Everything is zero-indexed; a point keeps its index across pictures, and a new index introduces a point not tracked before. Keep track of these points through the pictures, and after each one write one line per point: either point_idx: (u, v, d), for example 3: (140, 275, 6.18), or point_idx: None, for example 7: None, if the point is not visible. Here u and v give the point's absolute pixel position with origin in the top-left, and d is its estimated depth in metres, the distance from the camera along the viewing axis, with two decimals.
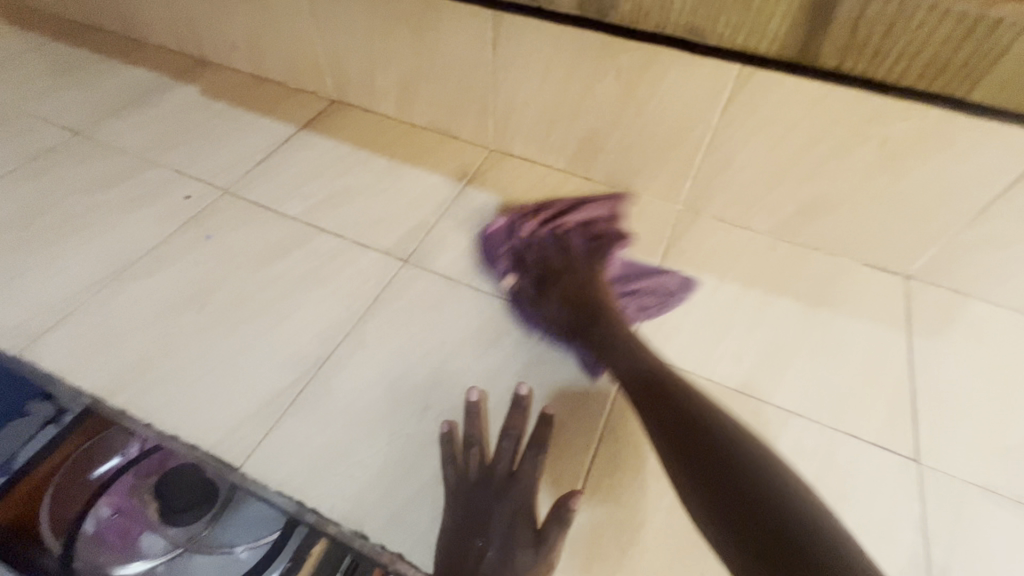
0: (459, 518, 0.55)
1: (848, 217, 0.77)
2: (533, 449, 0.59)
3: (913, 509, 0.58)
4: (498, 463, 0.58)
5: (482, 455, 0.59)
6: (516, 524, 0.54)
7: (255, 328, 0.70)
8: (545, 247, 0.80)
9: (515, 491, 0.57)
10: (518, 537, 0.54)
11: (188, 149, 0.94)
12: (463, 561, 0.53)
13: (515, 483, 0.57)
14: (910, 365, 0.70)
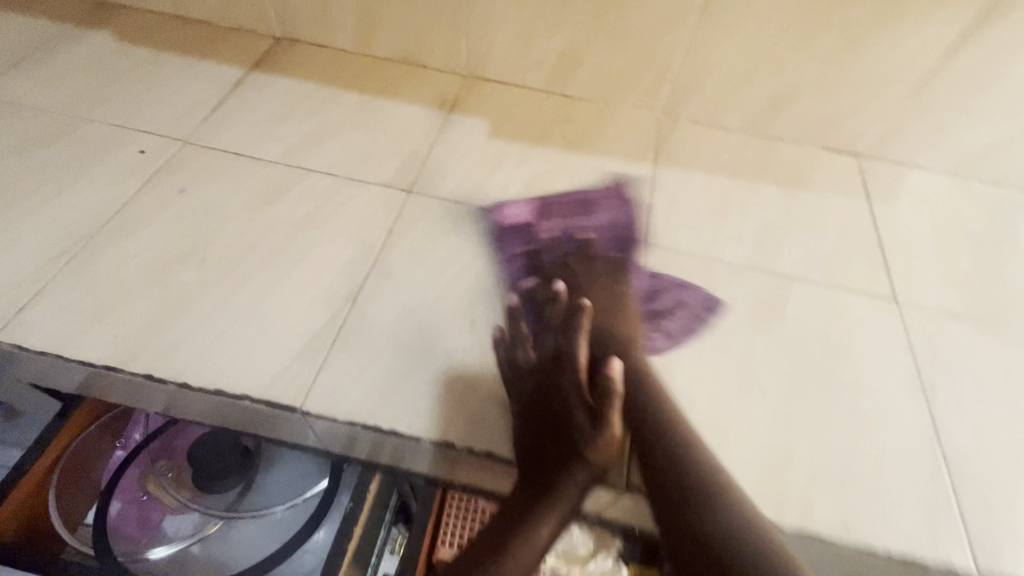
0: (521, 403, 0.58)
1: (810, 104, 0.85)
2: (573, 330, 0.62)
3: (900, 336, 0.69)
4: (542, 353, 0.61)
5: (530, 348, 0.62)
6: (573, 410, 0.58)
7: (270, 274, 0.65)
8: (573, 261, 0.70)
9: (566, 375, 0.59)
10: (577, 421, 0.57)
11: (121, 100, 0.82)
12: (535, 441, 0.56)
13: (564, 368, 0.60)
14: (875, 226, 0.81)
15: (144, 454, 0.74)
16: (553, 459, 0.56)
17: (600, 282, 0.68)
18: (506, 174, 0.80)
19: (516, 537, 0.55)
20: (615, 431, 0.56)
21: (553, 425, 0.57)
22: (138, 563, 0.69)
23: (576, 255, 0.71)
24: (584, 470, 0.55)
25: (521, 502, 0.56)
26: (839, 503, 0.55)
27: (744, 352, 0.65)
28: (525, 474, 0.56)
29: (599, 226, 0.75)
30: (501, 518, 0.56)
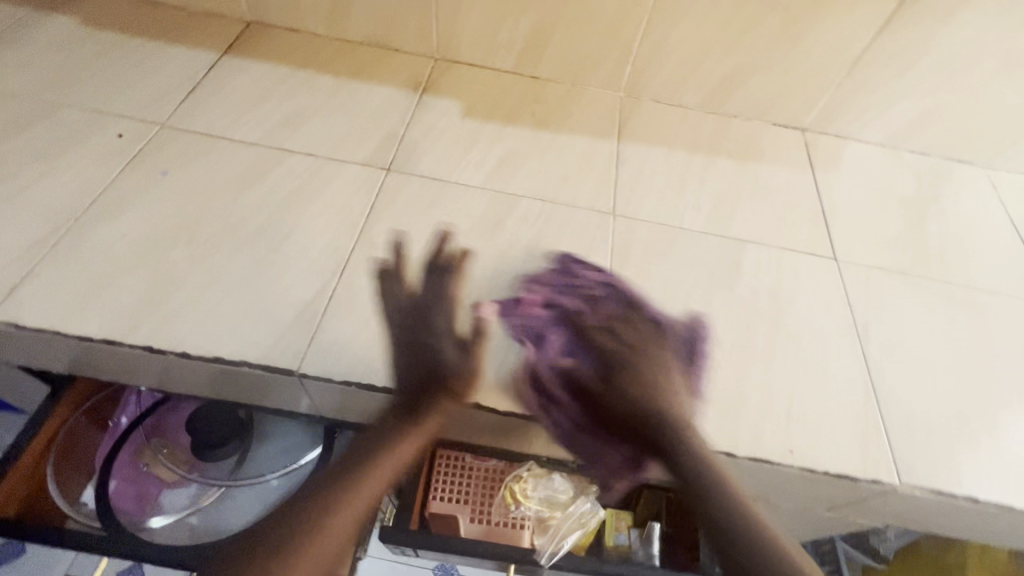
0: (400, 336, 0.64)
1: (760, 83, 0.92)
2: (446, 273, 0.70)
3: (839, 289, 0.77)
4: (419, 292, 0.67)
5: (410, 289, 0.68)
6: (444, 350, 0.64)
7: (258, 249, 0.68)
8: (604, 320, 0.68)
9: (440, 315, 0.66)
10: (443, 354, 0.63)
11: (94, 85, 0.83)
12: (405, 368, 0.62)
13: (436, 307, 0.66)
14: (818, 193, 0.89)
15: (140, 429, 0.77)
16: (408, 393, 0.61)
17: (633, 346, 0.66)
18: (481, 152, 0.84)
19: (370, 458, 0.60)
20: (476, 364, 0.63)
21: (416, 355, 0.63)
22: (142, 529, 0.71)
23: (602, 327, 0.67)
24: (444, 400, 0.61)
25: (379, 430, 0.61)
26: (785, 433, 0.63)
27: (702, 307, 0.72)
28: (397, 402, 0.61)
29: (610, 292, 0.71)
30: (358, 442, 0.61)
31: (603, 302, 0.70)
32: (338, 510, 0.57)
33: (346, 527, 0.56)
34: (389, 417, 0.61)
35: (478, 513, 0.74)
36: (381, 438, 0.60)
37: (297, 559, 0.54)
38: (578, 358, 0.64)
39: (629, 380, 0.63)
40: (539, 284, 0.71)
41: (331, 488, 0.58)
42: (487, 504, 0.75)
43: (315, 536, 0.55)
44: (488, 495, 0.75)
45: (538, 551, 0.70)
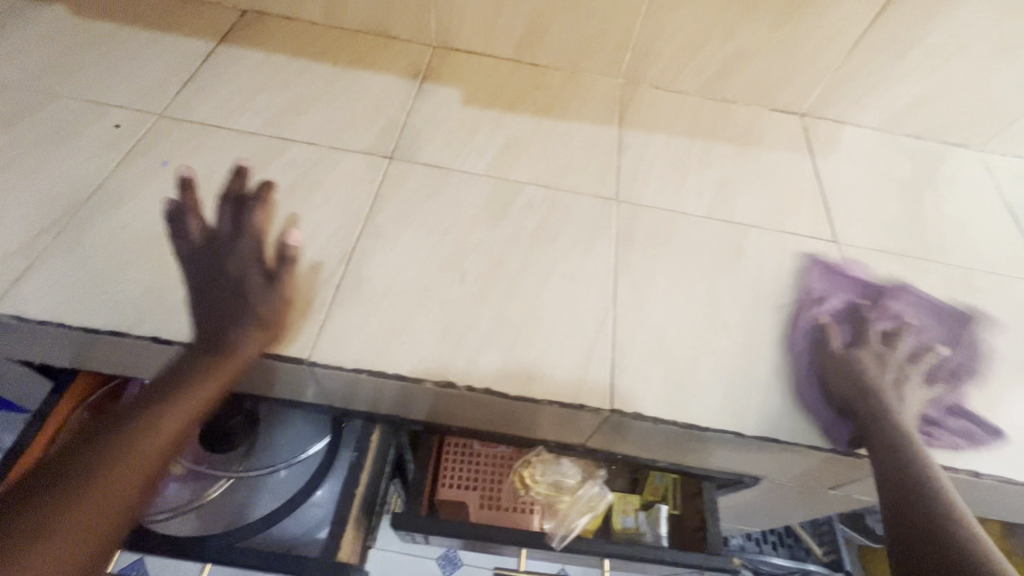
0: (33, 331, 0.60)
1: (759, 68, 0.92)
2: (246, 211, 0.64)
3: (840, 272, 0.78)
4: (222, 222, 0.63)
5: (201, 222, 0.63)
6: (248, 286, 0.59)
7: (262, 239, 0.68)
8: (921, 331, 0.73)
9: (239, 243, 0.62)
10: (247, 288, 0.59)
11: (87, 74, 0.81)
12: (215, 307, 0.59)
13: (240, 237, 0.62)
14: (818, 178, 0.90)
15: None
16: (210, 337, 0.57)
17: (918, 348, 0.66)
18: (483, 139, 0.84)
19: (159, 407, 0.51)
20: (284, 290, 0.61)
21: (225, 296, 0.59)
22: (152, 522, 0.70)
23: (920, 328, 0.74)
24: (251, 340, 0.57)
25: (177, 376, 0.54)
26: (790, 412, 0.64)
27: (707, 290, 0.73)
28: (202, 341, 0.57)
29: (901, 311, 0.75)
30: (145, 394, 0.52)
31: (931, 329, 0.74)
32: (113, 469, 0.47)
33: (122, 487, 0.47)
34: (183, 367, 0.54)
35: (488, 499, 0.75)
36: (180, 383, 0.53)
37: (51, 532, 0.42)
38: (858, 349, 0.65)
39: (889, 370, 0.62)
40: (546, 270, 0.71)
41: (94, 446, 0.48)
42: (496, 489, 0.76)
43: (80, 502, 0.44)
44: (496, 480, 0.76)
45: (549, 534, 0.70)
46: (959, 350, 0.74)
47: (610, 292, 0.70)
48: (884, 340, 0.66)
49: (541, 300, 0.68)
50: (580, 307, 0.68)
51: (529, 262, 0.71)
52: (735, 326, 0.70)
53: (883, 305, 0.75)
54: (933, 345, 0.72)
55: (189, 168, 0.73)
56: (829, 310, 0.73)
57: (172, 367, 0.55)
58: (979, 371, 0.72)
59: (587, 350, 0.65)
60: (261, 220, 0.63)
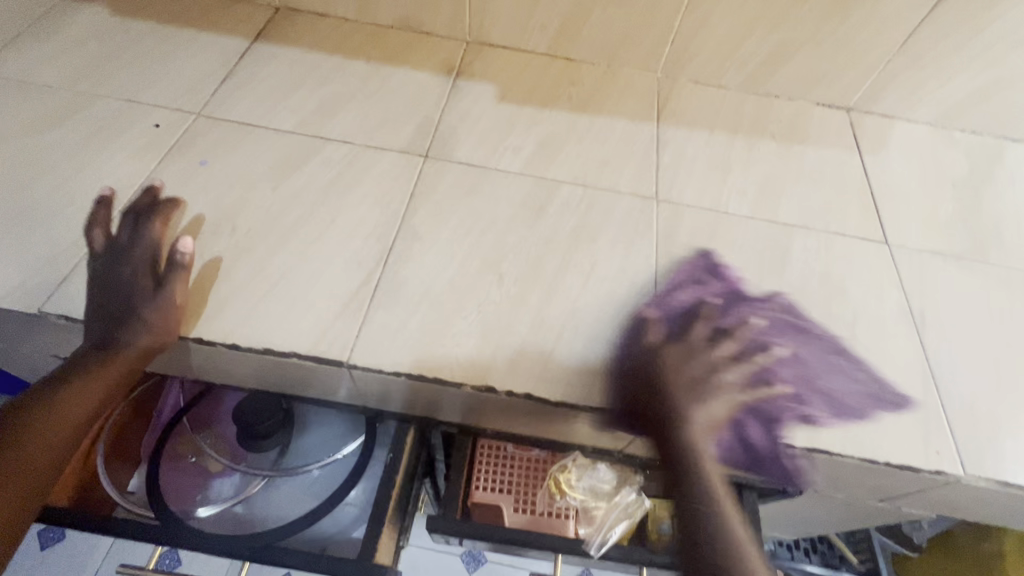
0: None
1: (805, 61, 0.88)
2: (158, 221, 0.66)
3: (893, 275, 0.75)
4: (121, 235, 0.65)
5: (107, 235, 0.65)
6: (140, 288, 0.60)
7: (300, 239, 0.68)
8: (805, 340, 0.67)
9: (134, 253, 0.63)
10: (140, 290, 0.60)
11: (128, 74, 0.82)
12: (111, 307, 0.59)
13: (136, 246, 0.63)
14: (866, 176, 0.86)
15: (187, 417, 0.78)
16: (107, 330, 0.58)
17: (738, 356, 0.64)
18: (518, 136, 0.82)
19: (48, 412, 0.53)
20: (174, 296, 0.60)
21: (120, 297, 0.59)
22: (191, 519, 0.72)
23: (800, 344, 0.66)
24: (145, 337, 0.57)
25: (61, 380, 0.55)
26: (844, 424, 0.61)
27: (753, 294, 0.70)
28: (100, 332, 0.58)
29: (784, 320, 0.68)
30: (26, 399, 0.54)
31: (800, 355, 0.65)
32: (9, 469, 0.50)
33: (20, 486, 0.51)
34: (68, 372, 0.56)
35: (522, 503, 0.74)
36: (65, 387, 0.55)
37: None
38: (675, 342, 0.64)
39: (715, 362, 0.62)
40: (585, 272, 0.69)
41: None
42: (531, 493, 0.75)
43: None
44: (530, 484, 0.75)
45: (585, 541, 0.69)
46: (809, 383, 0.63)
47: (652, 295, 0.68)
48: (709, 335, 0.65)
49: (580, 303, 0.67)
50: (621, 310, 0.67)
51: (567, 263, 0.70)
52: (783, 331, 0.67)
53: (758, 303, 0.69)
54: (789, 353, 0.65)
55: (109, 189, 0.69)
56: (670, 304, 0.68)
57: (56, 372, 0.57)
58: (852, 385, 0.64)
59: (630, 356, 0.63)
60: (161, 228, 0.66)
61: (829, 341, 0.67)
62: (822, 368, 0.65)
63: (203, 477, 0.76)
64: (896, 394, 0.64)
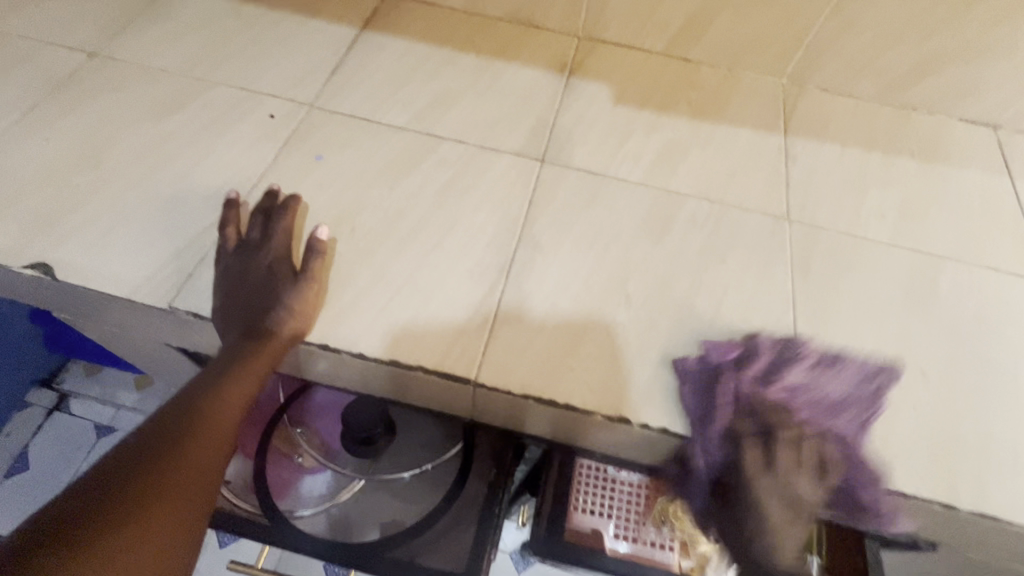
0: (113, 305, 0.61)
1: (958, 72, 0.80)
2: (280, 217, 0.62)
3: None
4: (251, 231, 0.62)
5: (238, 232, 0.62)
6: (278, 281, 0.58)
7: (420, 244, 0.65)
8: (771, 403, 0.55)
9: (267, 247, 0.60)
10: (278, 285, 0.58)
11: (240, 61, 0.81)
12: (251, 303, 0.57)
13: (269, 239, 0.61)
14: (1020, 203, 0.78)
15: (287, 412, 0.77)
16: (246, 326, 0.56)
17: (791, 468, 0.53)
18: (637, 143, 0.78)
19: (201, 422, 0.51)
20: (312, 287, 0.58)
21: (259, 292, 0.58)
22: (292, 518, 0.72)
23: (805, 401, 0.56)
24: (288, 327, 0.56)
25: (212, 382, 0.53)
26: (1012, 487, 0.56)
27: (903, 332, 0.64)
28: (241, 331, 0.56)
29: (800, 371, 0.58)
30: (182, 404, 0.52)
31: (793, 398, 0.56)
32: (176, 479, 0.47)
33: (190, 496, 0.47)
34: (212, 375, 0.54)
35: (624, 530, 0.70)
36: (214, 395, 0.52)
37: (148, 522, 0.44)
38: (773, 450, 0.53)
39: (768, 493, 0.53)
40: (716, 298, 0.64)
41: (157, 447, 0.48)
42: (633, 520, 0.70)
43: (152, 507, 0.44)
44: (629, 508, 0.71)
45: None
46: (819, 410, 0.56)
47: (792, 326, 0.63)
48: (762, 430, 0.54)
49: (716, 331, 0.62)
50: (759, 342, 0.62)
51: (697, 283, 0.65)
52: (937, 376, 0.62)
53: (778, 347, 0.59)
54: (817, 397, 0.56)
55: (233, 191, 0.66)
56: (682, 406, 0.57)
57: (202, 376, 0.54)
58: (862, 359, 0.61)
59: None
60: (287, 224, 0.62)
61: (698, 253, 0.68)
62: (802, 418, 0.55)
63: (301, 476, 0.75)
64: (843, 269, 0.69)
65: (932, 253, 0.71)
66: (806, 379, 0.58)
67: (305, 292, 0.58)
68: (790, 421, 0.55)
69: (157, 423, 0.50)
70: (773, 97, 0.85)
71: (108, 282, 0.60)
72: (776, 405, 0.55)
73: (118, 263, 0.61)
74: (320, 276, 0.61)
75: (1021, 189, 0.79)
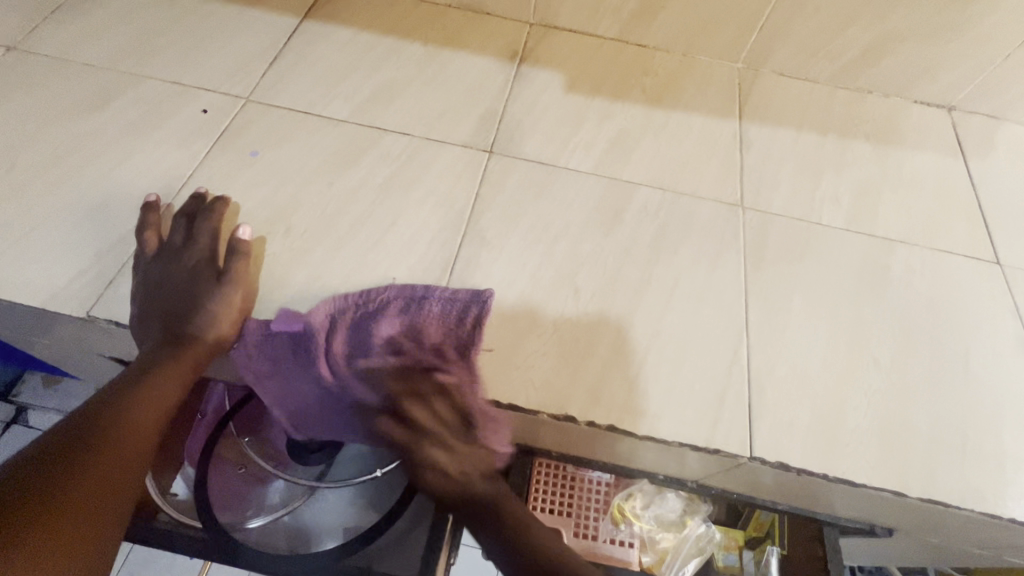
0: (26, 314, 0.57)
1: (911, 53, 0.79)
2: (205, 219, 0.60)
3: (1007, 300, 0.67)
4: (173, 234, 0.59)
5: (159, 236, 0.59)
6: (202, 284, 0.56)
7: (360, 242, 0.62)
8: (398, 343, 0.55)
9: (190, 249, 0.58)
10: (202, 288, 0.56)
11: (171, 54, 0.76)
12: (174, 309, 0.55)
13: (193, 242, 0.58)
14: (972, 184, 0.78)
15: (233, 421, 0.73)
16: (169, 330, 0.54)
17: (422, 420, 0.56)
18: (589, 131, 0.75)
19: (121, 424, 0.49)
20: (238, 289, 0.56)
21: (182, 297, 0.55)
22: (237, 531, 0.69)
23: (405, 336, 0.55)
24: (214, 330, 0.54)
25: (134, 383, 0.51)
26: (960, 472, 0.55)
27: (854, 318, 0.64)
28: (164, 335, 0.54)
29: (430, 317, 0.57)
30: (101, 405, 0.49)
31: (403, 338, 0.55)
32: (79, 494, 0.44)
33: (94, 512, 0.45)
34: (130, 385, 0.51)
35: (582, 529, 0.69)
36: (132, 406, 0.50)
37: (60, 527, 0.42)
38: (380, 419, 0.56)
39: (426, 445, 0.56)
40: (667, 289, 0.63)
41: (72, 448, 0.46)
42: (592, 519, 0.70)
43: (65, 512, 0.43)
44: (592, 507, 0.71)
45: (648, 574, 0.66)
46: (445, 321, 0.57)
47: (743, 315, 0.62)
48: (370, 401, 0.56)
49: (666, 324, 0.61)
50: (710, 332, 0.61)
51: (648, 275, 0.64)
52: (888, 362, 0.61)
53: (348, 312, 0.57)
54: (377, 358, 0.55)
55: (155, 196, 0.62)
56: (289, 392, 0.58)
57: (122, 377, 0.52)
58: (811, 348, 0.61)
59: (721, 387, 0.57)
60: (213, 226, 0.60)
61: (649, 243, 0.66)
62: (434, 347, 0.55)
63: (252, 485, 0.73)
64: (796, 256, 0.68)
65: (885, 237, 0.71)
66: (395, 330, 0.56)
67: (232, 294, 0.55)
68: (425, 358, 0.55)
69: (67, 429, 0.48)
70: (728, 82, 0.84)
71: (21, 291, 0.56)
72: (366, 369, 0.55)
73: (33, 271, 0.58)
74: (251, 277, 0.58)
75: (973, 170, 0.79)
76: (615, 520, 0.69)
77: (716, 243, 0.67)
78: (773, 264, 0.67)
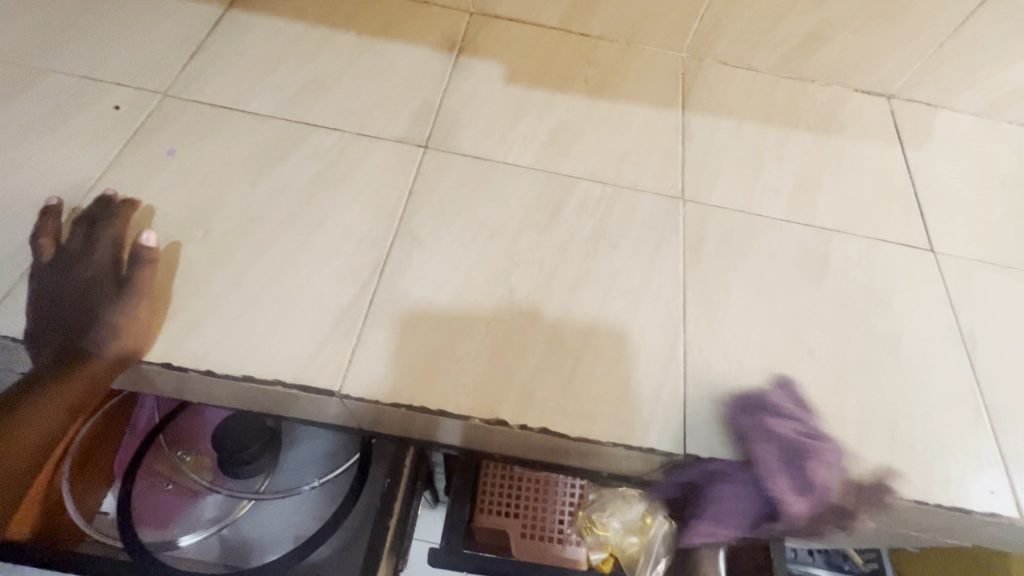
0: None
1: (849, 41, 0.79)
2: (110, 227, 0.58)
3: (940, 288, 0.68)
4: (71, 240, 0.57)
5: (56, 243, 0.56)
6: (103, 295, 0.54)
7: (283, 245, 0.60)
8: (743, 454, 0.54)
9: (92, 258, 0.56)
10: (102, 301, 0.54)
11: (81, 45, 0.71)
12: (73, 321, 0.53)
13: (94, 249, 0.56)
14: (909, 172, 0.78)
15: (165, 434, 0.70)
16: (66, 345, 0.52)
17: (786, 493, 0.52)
18: (529, 124, 0.74)
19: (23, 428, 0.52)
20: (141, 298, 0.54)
21: (81, 310, 0.54)
22: (167, 551, 0.65)
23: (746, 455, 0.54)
24: (114, 345, 0.52)
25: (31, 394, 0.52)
26: (891, 461, 0.56)
27: (791, 309, 0.64)
28: (59, 351, 0.52)
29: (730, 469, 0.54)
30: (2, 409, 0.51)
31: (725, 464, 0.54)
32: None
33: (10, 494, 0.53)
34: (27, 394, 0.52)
35: (531, 529, 0.69)
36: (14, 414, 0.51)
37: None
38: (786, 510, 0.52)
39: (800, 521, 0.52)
40: (605, 285, 0.62)
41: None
42: (542, 519, 0.70)
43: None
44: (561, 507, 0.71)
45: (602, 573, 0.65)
46: (764, 412, 0.56)
47: (681, 309, 0.62)
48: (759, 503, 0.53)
49: (603, 322, 0.60)
50: (648, 327, 0.60)
51: (585, 271, 0.62)
52: (824, 352, 0.61)
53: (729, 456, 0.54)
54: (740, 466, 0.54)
55: (57, 199, 0.59)
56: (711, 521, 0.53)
57: (19, 387, 0.52)
58: (746, 341, 0.61)
59: (656, 384, 0.57)
60: (118, 234, 0.58)
61: (588, 240, 0.65)
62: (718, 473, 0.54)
63: (186, 502, 0.69)
64: (736, 249, 0.67)
65: (823, 228, 0.71)
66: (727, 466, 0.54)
67: (134, 305, 0.54)
68: (767, 445, 0.54)
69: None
70: (673, 71, 0.83)
71: None
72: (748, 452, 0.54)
73: None
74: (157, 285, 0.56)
75: (910, 158, 0.80)
76: (581, 532, 0.69)
77: (656, 237, 0.66)
78: (713, 256, 0.66)
